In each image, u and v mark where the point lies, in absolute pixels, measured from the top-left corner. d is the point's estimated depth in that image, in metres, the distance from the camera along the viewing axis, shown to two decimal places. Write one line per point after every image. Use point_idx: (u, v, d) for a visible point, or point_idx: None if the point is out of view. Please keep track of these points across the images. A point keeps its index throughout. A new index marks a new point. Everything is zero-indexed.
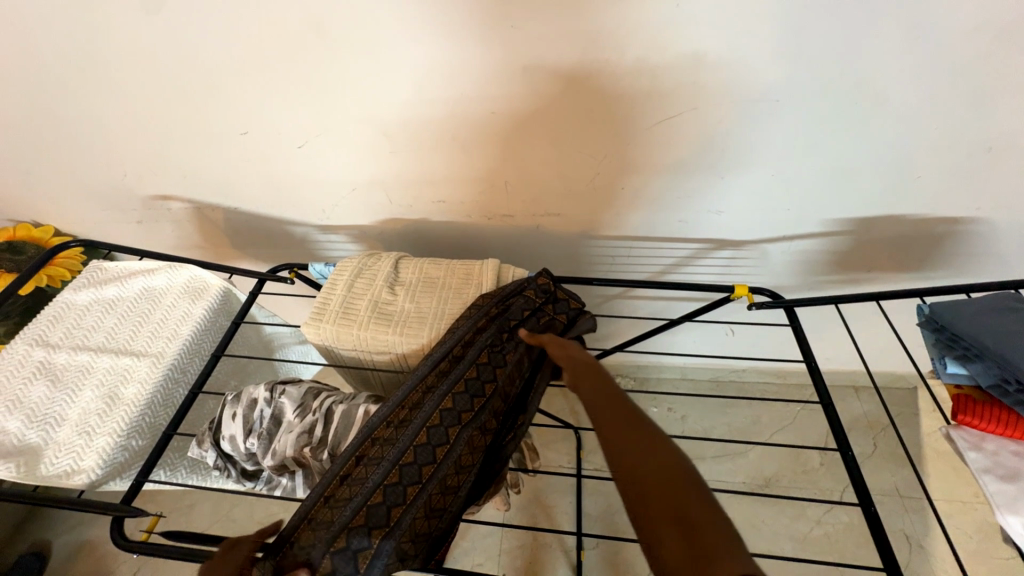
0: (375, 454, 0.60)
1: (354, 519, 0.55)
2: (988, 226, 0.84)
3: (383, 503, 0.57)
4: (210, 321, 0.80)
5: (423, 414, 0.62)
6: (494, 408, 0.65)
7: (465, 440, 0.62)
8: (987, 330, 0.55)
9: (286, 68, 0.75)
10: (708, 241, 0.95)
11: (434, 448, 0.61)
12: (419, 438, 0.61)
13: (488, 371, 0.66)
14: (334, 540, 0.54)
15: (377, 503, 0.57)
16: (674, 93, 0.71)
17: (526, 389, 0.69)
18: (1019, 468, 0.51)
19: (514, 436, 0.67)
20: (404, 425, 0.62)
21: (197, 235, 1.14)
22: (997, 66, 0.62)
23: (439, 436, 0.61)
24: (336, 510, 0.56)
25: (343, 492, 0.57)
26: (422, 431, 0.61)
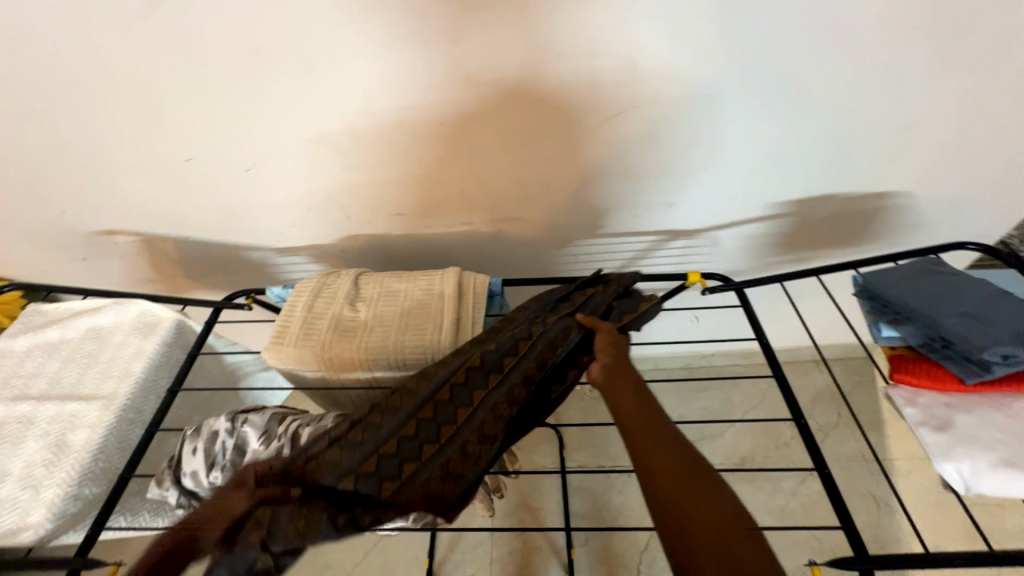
0: (394, 404, 0.63)
1: (367, 463, 0.59)
2: (913, 199, 0.91)
3: (397, 455, 0.60)
4: (164, 356, 0.77)
5: (447, 372, 0.65)
6: (529, 379, 0.64)
7: (495, 407, 0.63)
8: (914, 294, 0.60)
9: (225, 89, 0.73)
10: (663, 232, 0.98)
11: (455, 406, 0.63)
12: (442, 394, 0.64)
13: (524, 342, 0.67)
14: (342, 480, 0.58)
15: (391, 452, 0.60)
16: (613, 93, 0.73)
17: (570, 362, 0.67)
18: (950, 418, 0.54)
19: (547, 408, 0.67)
20: (428, 382, 0.64)
21: (146, 269, 1.09)
22: (897, 50, 0.68)
23: (463, 396, 0.63)
24: (348, 451, 0.60)
25: (358, 433, 0.61)
26: (445, 387, 0.64)
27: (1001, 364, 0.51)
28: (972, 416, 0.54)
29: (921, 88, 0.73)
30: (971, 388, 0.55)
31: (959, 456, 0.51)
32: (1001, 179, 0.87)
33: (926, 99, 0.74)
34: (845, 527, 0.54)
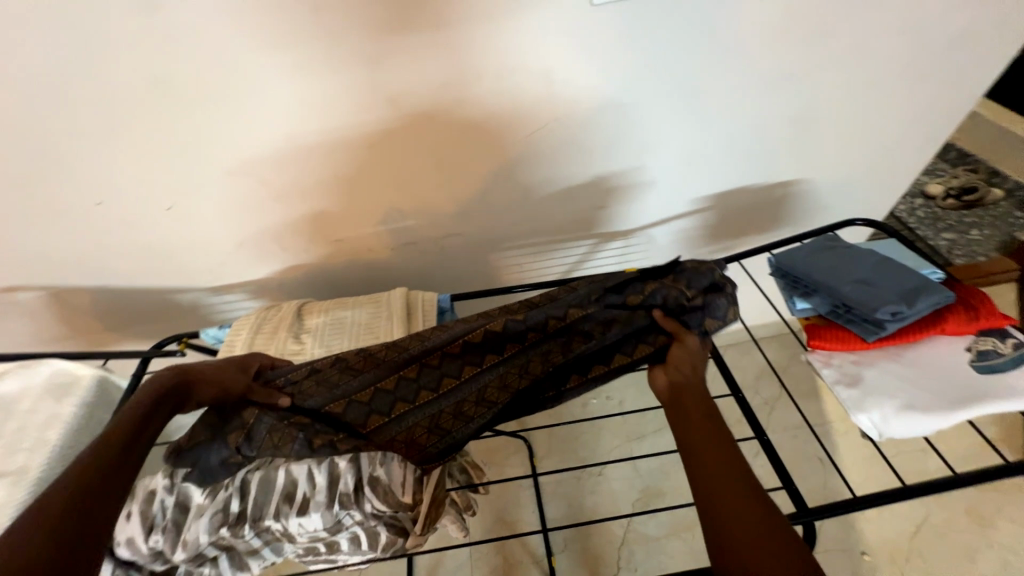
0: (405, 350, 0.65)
1: (363, 394, 0.63)
2: (812, 184, 1.02)
3: (394, 393, 0.64)
4: (85, 418, 0.70)
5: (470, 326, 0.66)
6: (548, 359, 0.65)
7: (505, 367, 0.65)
8: (816, 268, 0.67)
9: (136, 125, 0.70)
10: (601, 234, 1.03)
11: (462, 360, 0.65)
12: (457, 343, 0.65)
13: (561, 321, 0.65)
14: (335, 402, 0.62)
15: (389, 390, 0.63)
16: (536, 107, 0.78)
17: (599, 352, 0.66)
18: (858, 374, 0.61)
19: (555, 395, 0.66)
20: (447, 333, 0.66)
21: (58, 326, 0.99)
22: (775, 55, 0.78)
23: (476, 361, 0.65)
24: (349, 379, 0.63)
25: (361, 364, 0.64)
26: (460, 340, 0.65)
27: (892, 320, 0.59)
28: (876, 370, 0.61)
29: (800, 88, 0.83)
30: (873, 344, 0.62)
31: (869, 407, 0.58)
32: (877, 161, 1.00)
33: (806, 97, 0.85)
34: (787, 486, 0.58)
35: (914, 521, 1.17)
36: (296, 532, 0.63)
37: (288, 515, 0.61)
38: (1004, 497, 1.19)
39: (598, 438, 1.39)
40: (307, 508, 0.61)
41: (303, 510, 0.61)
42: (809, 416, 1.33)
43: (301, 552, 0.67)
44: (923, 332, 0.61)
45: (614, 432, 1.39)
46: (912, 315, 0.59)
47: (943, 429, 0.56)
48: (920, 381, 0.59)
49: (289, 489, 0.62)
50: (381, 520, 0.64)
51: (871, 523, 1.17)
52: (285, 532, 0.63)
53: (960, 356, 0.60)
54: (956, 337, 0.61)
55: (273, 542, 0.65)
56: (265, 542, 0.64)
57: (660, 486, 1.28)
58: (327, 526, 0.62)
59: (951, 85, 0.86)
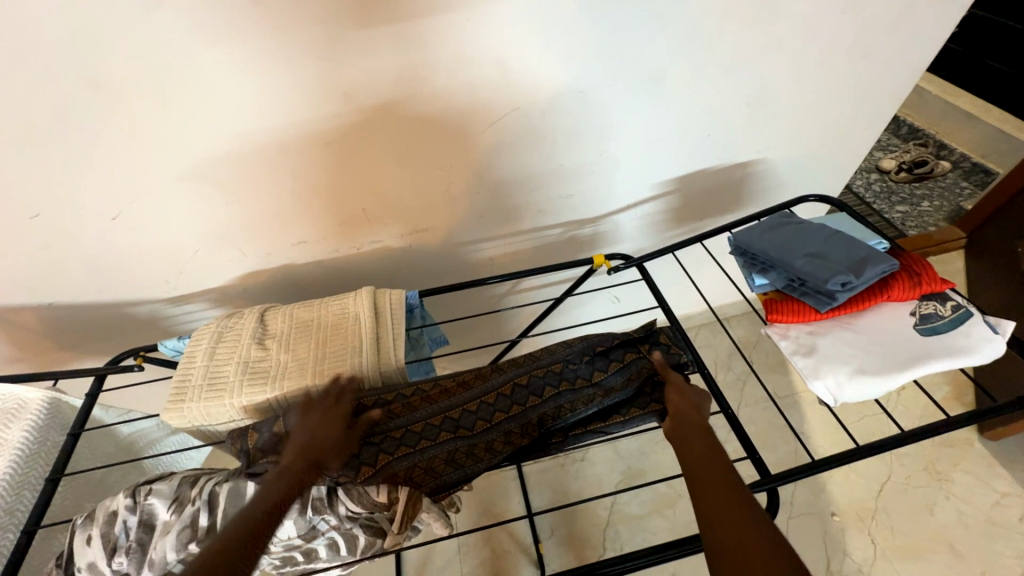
0: (403, 409, 0.64)
1: (354, 447, 0.60)
2: (769, 164, 1.05)
3: (384, 441, 0.61)
4: (38, 443, 0.67)
5: (473, 389, 0.66)
6: (540, 424, 0.65)
7: (507, 424, 0.64)
8: (771, 244, 0.69)
9: (71, 131, 0.66)
10: (568, 223, 1.04)
11: (460, 413, 0.64)
12: (455, 400, 0.65)
13: (560, 383, 0.66)
14: (330, 455, 0.60)
15: (380, 442, 0.61)
16: (496, 97, 0.77)
17: (586, 419, 0.65)
18: (813, 344, 0.64)
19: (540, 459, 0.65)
20: (448, 395, 0.65)
21: (4, 348, 0.94)
22: (728, 38, 0.79)
23: (469, 421, 0.63)
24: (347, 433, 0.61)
25: (358, 423, 0.62)
26: (476, 400, 0.65)
27: (842, 290, 0.62)
28: (830, 339, 0.64)
29: (753, 69, 0.85)
30: (826, 315, 0.65)
31: (824, 374, 0.61)
32: (829, 139, 1.03)
33: (758, 79, 0.87)
34: (751, 455, 0.61)
35: (877, 481, 1.24)
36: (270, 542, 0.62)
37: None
38: (958, 452, 1.27)
39: None
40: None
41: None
42: (778, 388, 1.38)
43: (278, 564, 0.66)
44: (871, 299, 0.64)
45: None
46: (860, 285, 0.62)
47: (893, 390, 0.58)
48: (870, 346, 0.61)
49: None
50: (357, 522, 0.62)
51: (839, 486, 1.23)
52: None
53: (905, 320, 0.63)
54: (901, 304, 0.65)
55: None
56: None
57: (641, 467, 1.31)
58: (301, 532, 0.61)
59: (893, 64, 0.90)
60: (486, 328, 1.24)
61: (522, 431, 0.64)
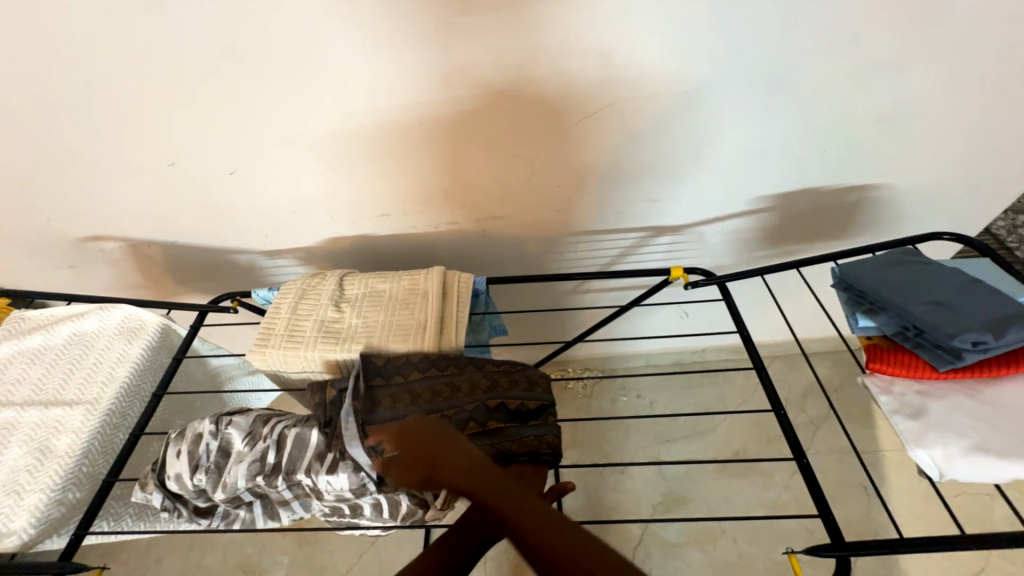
0: (448, 394, 0.68)
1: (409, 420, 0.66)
2: (892, 190, 0.92)
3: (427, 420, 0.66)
4: (150, 360, 0.77)
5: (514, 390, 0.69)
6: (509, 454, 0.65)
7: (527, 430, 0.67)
8: (888, 284, 0.60)
9: (205, 92, 0.74)
10: (648, 228, 0.99)
11: (496, 407, 0.67)
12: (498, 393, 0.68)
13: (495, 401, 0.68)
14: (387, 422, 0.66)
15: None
16: (591, 91, 0.74)
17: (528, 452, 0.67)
18: (922, 406, 0.55)
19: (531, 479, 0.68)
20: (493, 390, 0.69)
21: (134, 274, 1.09)
22: (868, 43, 0.69)
23: (502, 417, 0.67)
24: (401, 405, 0.67)
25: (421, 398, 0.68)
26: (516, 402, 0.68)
27: (972, 350, 0.52)
28: (944, 404, 0.55)
29: (892, 81, 0.74)
30: (945, 374, 0.56)
31: (931, 442, 0.52)
32: (976, 168, 0.88)
33: (898, 92, 0.75)
34: (823, 515, 0.54)
35: (967, 570, 1.07)
36: (324, 490, 0.65)
37: (318, 472, 0.63)
38: None
39: (624, 437, 1.36)
40: (337, 468, 0.63)
41: (331, 470, 0.63)
42: (858, 441, 1.23)
43: (326, 513, 0.69)
44: (1011, 366, 0.54)
45: (642, 432, 1.36)
46: (997, 348, 0.52)
47: (1021, 478, 0.49)
48: (997, 422, 0.52)
49: (322, 449, 0.65)
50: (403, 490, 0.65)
51: (916, 566, 1.08)
52: (315, 489, 0.65)
53: None
54: None
55: (303, 497, 0.68)
56: (295, 495, 0.67)
57: (684, 494, 1.24)
58: (352, 488, 0.64)
59: None
60: (546, 323, 1.23)
61: (540, 440, 0.66)
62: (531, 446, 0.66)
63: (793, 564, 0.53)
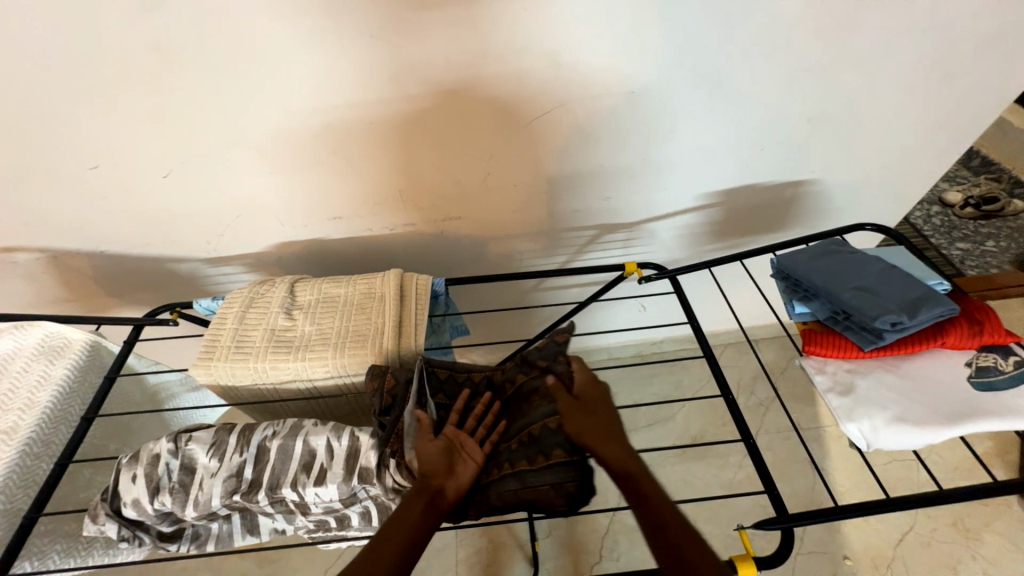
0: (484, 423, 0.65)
1: None
2: (824, 185, 0.99)
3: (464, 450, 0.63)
4: (77, 381, 0.71)
5: (541, 407, 0.62)
6: (536, 488, 0.57)
7: (545, 477, 0.57)
8: (820, 273, 0.65)
9: (131, 88, 0.68)
10: (604, 226, 1.02)
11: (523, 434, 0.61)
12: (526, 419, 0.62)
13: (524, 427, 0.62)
14: None
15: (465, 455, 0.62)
16: (541, 92, 0.76)
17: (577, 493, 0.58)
18: (852, 383, 0.60)
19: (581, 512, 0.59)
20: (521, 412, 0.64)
21: (57, 289, 0.99)
22: (795, 50, 0.75)
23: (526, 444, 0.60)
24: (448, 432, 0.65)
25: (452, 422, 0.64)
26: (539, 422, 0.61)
27: (891, 330, 0.57)
28: (869, 380, 0.60)
29: (817, 84, 0.80)
30: (869, 353, 0.61)
31: (859, 416, 0.57)
32: (892, 164, 0.97)
33: (824, 95, 0.82)
34: (769, 490, 0.57)
35: (899, 529, 1.17)
36: (311, 503, 0.61)
37: (305, 484, 0.60)
38: (992, 513, 1.19)
39: None
40: (325, 478, 0.60)
41: (319, 481, 0.60)
42: (803, 419, 1.32)
43: (311, 527, 0.66)
44: (923, 343, 0.59)
45: None
46: (913, 327, 0.57)
47: (935, 443, 0.55)
48: (914, 393, 0.57)
49: (307, 459, 0.61)
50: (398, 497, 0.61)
51: (855, 529, 1.18)
52: (300, 503, 0.61)
53: (958, 370, 0.59)
54: (956, 351, 0.60)
55: (286, 512, 0.64)
56: (277, 511, 0.63)
57: None
58: (342, 498, 0.60)
59: (978, 90, 0.83)
60: (510, 321, 1.23)
61: (557, 489, 0.56)
62: (548, 495, 0.56)
63: (745, 540, 0.55)
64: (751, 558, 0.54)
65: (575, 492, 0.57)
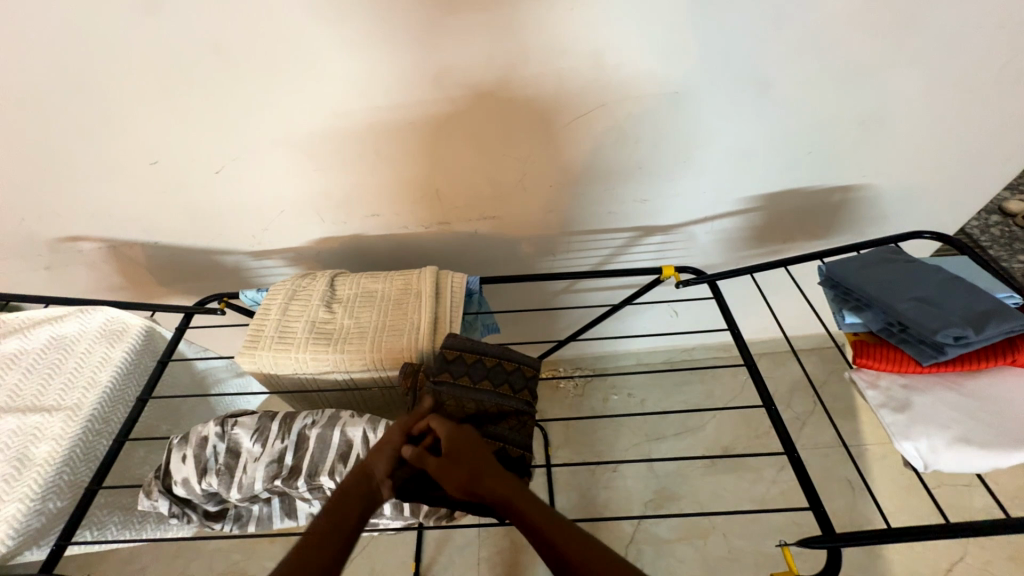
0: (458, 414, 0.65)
1: None
2: (875, 191, 0.95)
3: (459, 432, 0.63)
4: (133, 363, 0.75)
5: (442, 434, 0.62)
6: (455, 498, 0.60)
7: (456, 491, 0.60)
8: (874, 282, 0.62)
9: (190, 88, 0.72)
10: (639, 228, 1.00)
11: None
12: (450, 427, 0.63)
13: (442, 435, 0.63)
14: None
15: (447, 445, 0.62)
16: (581, 92, 0.75)
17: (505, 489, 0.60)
18: (908, 400, 0.57)
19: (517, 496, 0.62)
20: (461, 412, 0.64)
21: (115, 277, 1.06)
22: (849, 49, 0.72)
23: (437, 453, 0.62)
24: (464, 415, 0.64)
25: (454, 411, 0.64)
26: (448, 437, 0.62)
27: (954, 344, 0.54)
28: (928, 397, 0.56)
29: (873, 85, 0.76)
30: (928, 369, 0.57)
31: (917, 435, 0.54)
32: (952, 170, 0.91)
33: (879, 96, 0.78)
34: (814, 507, 0.55)
35: (948, 559, 1.10)
36: None
37: (342, 474, 0.61)
38: None
39: (615, 435, 1.37)
40: None
41: None
42: (843, 435, 1.26)
43: None
44: (989, 360, 0.56)
45: (633, 430, 1.37)
46: (977, 342, 0.54)
47: (1001, 467, 0.51)
48: (978, 413, 0.54)
49: (345, 449, 0.63)
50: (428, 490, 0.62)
51: (898, 555, 1.11)
52: None
53: None
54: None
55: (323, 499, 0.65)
56: (315, 497, 0.64)
57: (675, 490, 1.26)
58: None
59: None
60: (540, 322, 1.23)
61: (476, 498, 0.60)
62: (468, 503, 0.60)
63: (787, 558, 0.53)
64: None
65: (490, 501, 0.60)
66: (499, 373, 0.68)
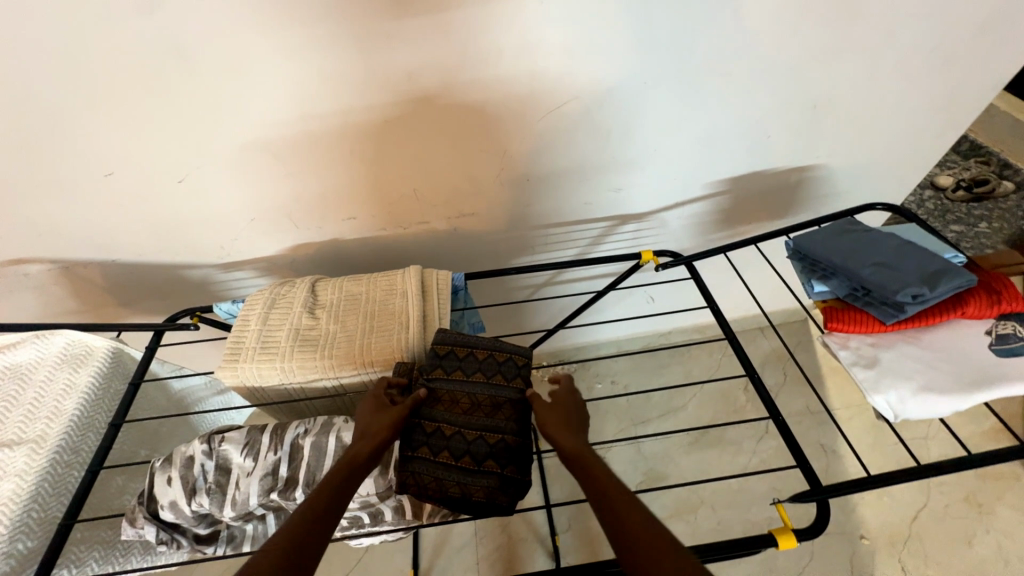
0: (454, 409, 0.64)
1: (447, 428, 0.62)
2: (828, 170, 1.01)
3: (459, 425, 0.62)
4: (102, 388, 0.70)
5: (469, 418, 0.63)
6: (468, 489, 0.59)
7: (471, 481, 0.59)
8: (838, 252, 0.66)
9: (147, 94, 0.68)
10: (615, 217, 1.03)
11: (454, 431, 0.62)
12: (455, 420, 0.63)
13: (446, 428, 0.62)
14: (446, 423, 0.62)
15: (447, 438, 0.61)
16: (554, 86, 0.76)
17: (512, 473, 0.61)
18: (875, 356, 0.61)
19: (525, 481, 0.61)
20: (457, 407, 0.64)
21: (69, 299, 0.98)
22: (800, 38, 0.76)
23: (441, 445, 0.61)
24: (459, 409, 0.63)
25: (447, 405, 0.63)
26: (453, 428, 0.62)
27: (912, 303, 0.59)
28: (893, 352, 0.61)
29: (822, 71, 0.82)
30: (891, 327, 0.62)
31: (885, 388, 0.58)
32: (894, 148, 0.99)
33: (829, 81, 0.84)
34: (801, 464, 0.58)
35: (914, 507, 1.19)
36: None
37: None
38: (1003, 486, 1.21)
39: (602, 422, 1.40)
40: None
41: None
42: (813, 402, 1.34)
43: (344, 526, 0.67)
44: (944, 314, 0.61)
45: (619, 415, 1.41)
46: (933, 299, 0.59)
47: (961, 410, 0.56)
48: (938, 362, 0.59)
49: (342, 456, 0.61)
50: None
51: (870, 508, 1.19)
52: None
53: (977, 339, 0.60)
54: (975, 321, 0.62)
55: None
56: None
57: (663, 469, 1.30)
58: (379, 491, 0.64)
59: (976, 73, 0.85)
60: (523, 316, 1.24)
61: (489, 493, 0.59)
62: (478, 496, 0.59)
63: (780, 512, 0.56)
64: (788, 530, 0.55)
65: (504, 488, 0.59)
66: (494, 363, 0.67)
